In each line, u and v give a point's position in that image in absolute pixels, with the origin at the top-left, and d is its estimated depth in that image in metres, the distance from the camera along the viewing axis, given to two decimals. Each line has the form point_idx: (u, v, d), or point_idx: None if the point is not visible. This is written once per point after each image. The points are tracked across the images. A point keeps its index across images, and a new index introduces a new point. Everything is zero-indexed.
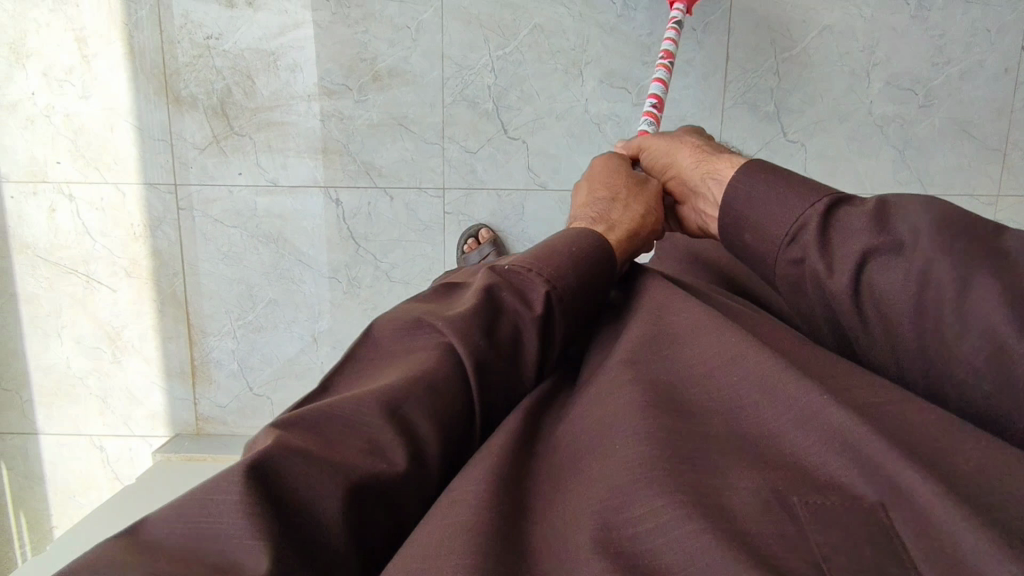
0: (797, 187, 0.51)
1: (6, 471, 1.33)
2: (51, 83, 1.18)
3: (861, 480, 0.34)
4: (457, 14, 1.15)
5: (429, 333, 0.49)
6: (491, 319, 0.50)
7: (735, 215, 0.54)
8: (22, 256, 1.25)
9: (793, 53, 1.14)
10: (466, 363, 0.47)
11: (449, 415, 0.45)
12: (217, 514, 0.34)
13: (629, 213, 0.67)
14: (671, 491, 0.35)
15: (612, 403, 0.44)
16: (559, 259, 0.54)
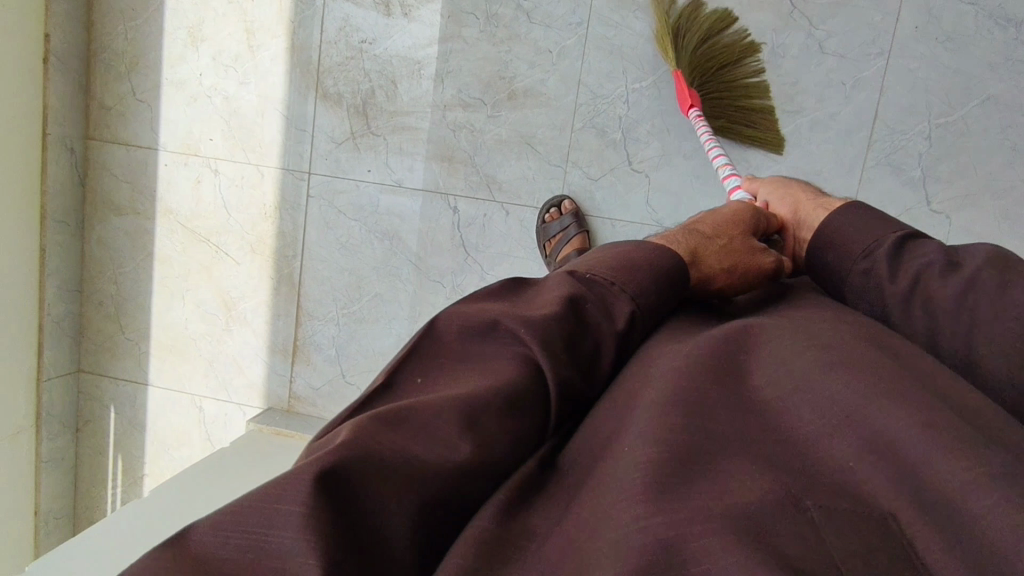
0: (881, 220, 0.65)
1: (115, 414, 1.43)
2: (218, 67, 1.29)
3: (888, 491, 0.39)
4: (600, 43, 1.16)
5: (507, 338, 0.49)
6: (575, 333, 0.51)
7: (828, 234, 0.67)
8: (165, 219, 1.35)
9: (950, 119, 1.09)
10: (549, 378, 0.48)
11: (520, 427, 0.46)
12: (277, 528, 0.35)
13: (723, 253, 0.67)
14: (692, 488, 0.39)
15: (637, 399, 0.49)
16: (642, 279, 0.56)
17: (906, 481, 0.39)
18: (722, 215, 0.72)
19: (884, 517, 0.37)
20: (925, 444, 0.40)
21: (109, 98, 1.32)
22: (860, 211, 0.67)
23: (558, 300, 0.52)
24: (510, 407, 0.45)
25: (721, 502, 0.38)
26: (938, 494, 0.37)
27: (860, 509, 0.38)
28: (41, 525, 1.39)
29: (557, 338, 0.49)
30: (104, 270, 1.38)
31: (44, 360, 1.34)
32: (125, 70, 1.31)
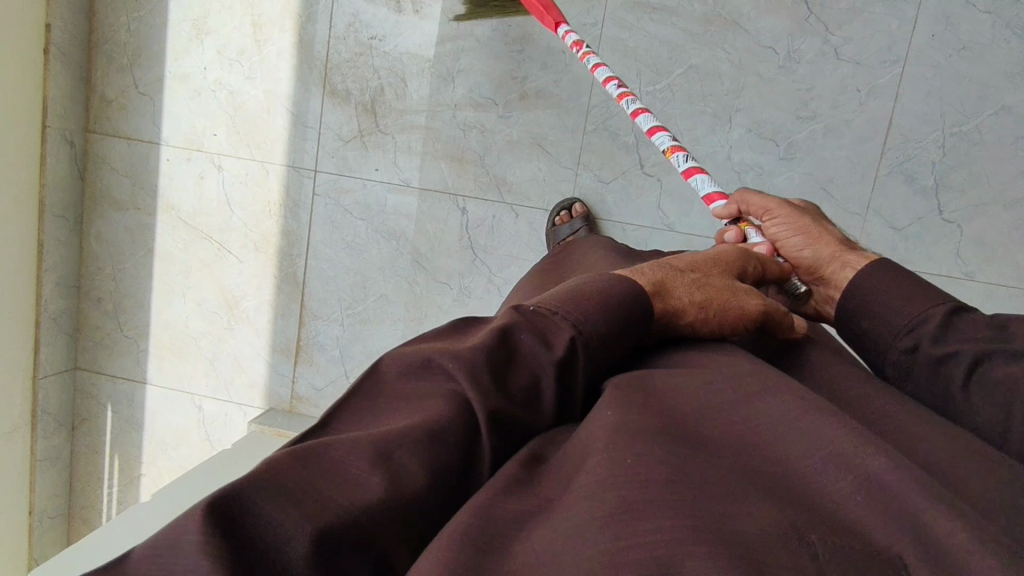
0: (925, 290, 0.64)
1: (112, 412, 1.41)
2: (223, 61, 1.26)
3: (888, 535, 0.38)
4: (614, 45, 1.15)
5: (438, 374, 0.51)
6: (503, 367, 0.51)
7: (867, 304, 0.65)
8: (166, 216, 1.33)
9: (964, 129, 1.09)
10: (477, 409, 0.49)
11: (443, 461, 0.47)
12: (178, 558, 0.35)
13: (697, 290, 0.62)
14: (691, 515, 0.39)
15: (625, 420, 0.48)
16: (588, 304, 0.54)
17: (905, 526, 0.38)
18: (705, 252, 0.67)
19: (886, 555, 0.37)
20: (918, 490, 0.39)
21: (110, 91, 1.29)
22: (897, 279, 0.65)
23: (484, 339, 0.52)
24: (432, 440, 0.46)
25: (721, 535, 0.37)
26: (938, 539, 0.37)
27: (862, 549, 0.37)
28: (34, 524, 1.37)
29: (482, 369, 0.50)
30: (103, 266, 1.36)
31: (40, 357, 1.32)
32: (127, 62, 1.28)
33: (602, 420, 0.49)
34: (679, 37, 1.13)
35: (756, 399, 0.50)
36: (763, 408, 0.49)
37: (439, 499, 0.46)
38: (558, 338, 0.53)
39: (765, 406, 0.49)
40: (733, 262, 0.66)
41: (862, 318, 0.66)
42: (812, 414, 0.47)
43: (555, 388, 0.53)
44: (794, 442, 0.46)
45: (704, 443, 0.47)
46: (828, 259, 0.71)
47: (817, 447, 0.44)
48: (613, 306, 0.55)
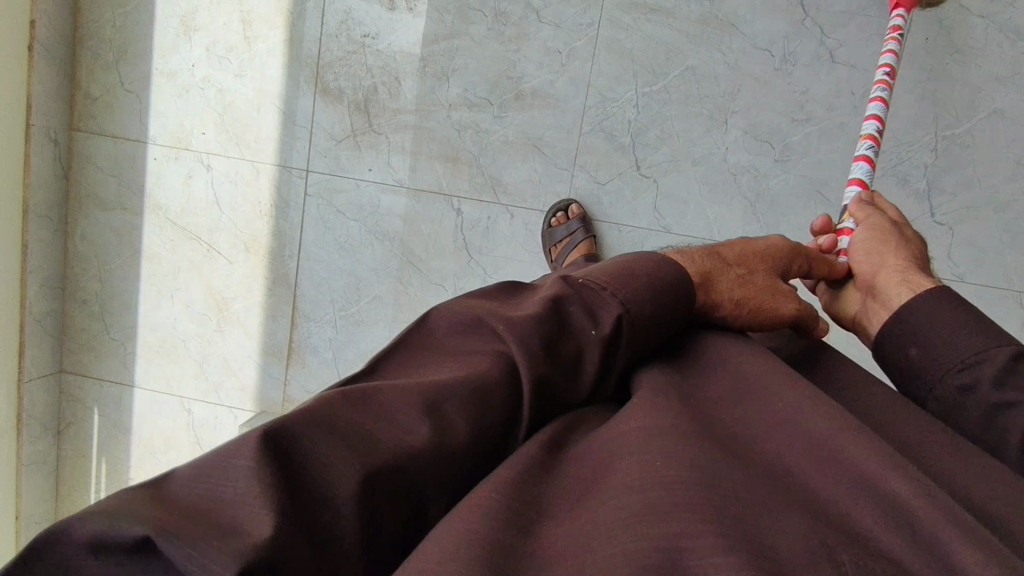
0: (987, 329, 0.62)
1: (98, 415, 1.38)
2: (211, 58, 1.24)
3: (917, 560, 0.36)
4: (611, 46, 1.14)
5: (487, 335, 0.51)
6: (556, 339, 0.52)
7: (921, 333, 0.64)
8: (153, 215, 1.30)
9: (957, 132, 1.10)
10: (522, 372, 0.49)
11: (487, 418, 0.46)
12: (227, 477, 0.36)
13: (739, 284, 0.65)
14: (716, 510, 0.37)
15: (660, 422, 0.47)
16: (636, 282, 0.55)
17: (935, 556, 0.36)
18: (750, 245, 0.70)
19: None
20: (957, 529, 0.37)
21: (95, 88, 1.26)
22: (957, 313, 0.63)
23: (544, 305, 0.53)
24: (478, 399, 0.46)
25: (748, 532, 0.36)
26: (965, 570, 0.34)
27: (887, 566, 0.35)
28: (20, 530, 1.34)
29: (535, 336, 0.50)
30: (88, 267, 1.33)
31: (24, 360, 1.29)
32: (112, 58, 1.25)
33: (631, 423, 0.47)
34: (675, 38, 1.13)
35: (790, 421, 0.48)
36: (798, 427, 0.48)
37: (480, 454, 0.46)
38: (605, 316, 0.53)
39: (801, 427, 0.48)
40: (780, 258, 0.70)
41: (911, 346, 0.65)
42: (851, 438, 0.45)
43: (599, 361, 0.53)
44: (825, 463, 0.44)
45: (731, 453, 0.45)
46: (891, 272, 0.72)
47: (851, 470, 0.43)
48: (658, 291, 0.57)
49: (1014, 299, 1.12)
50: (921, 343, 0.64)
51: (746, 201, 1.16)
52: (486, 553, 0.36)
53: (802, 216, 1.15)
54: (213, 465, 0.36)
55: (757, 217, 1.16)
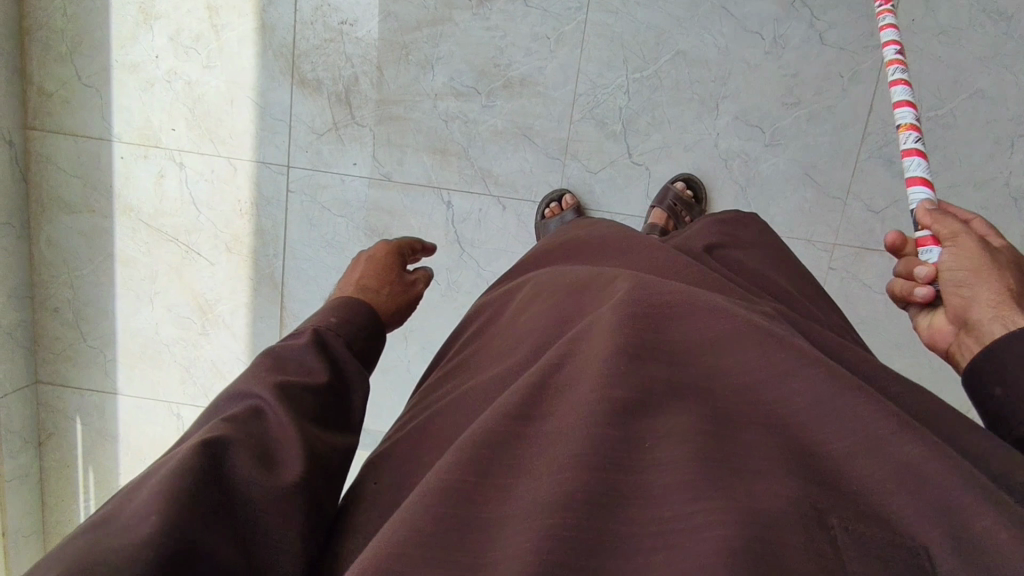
0: None
1: (81, 425, 1.34)
2: (176, 48, 1.16)
3: (920, 526, 0.37)
4: (600, 31, 1.11)
5: (230, 404, 0.56)
6: (277, 365, 0.60)
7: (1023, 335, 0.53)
8: (125, 218, 1.24)
9: (940, 113, 1.11)
10: (269, 397, 0.55)
11: (258, 437, 0.51)
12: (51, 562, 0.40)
13: (387, 295, 0.80)
14: (711, 491, 0.38)
15: (635, 376, 0.46)
16: (321, 317, 0.68)
17: (941, 516, 0.37)
18: (365, 264, 0.84)
19: (911, 544, 0.37)
20: (965, 487, 0.37)
21: (49, 82, 1.18)
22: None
23: (244, 372, 0.60)
24: (238, 423, 0.52)
25: (739, 511, 0.36)
26: (976, 537, 0.35)
27: (886, 538, 0.37)
28: (8, 545, 1.31)
29: (263, 377, 0.58)
30: (58, 274, 1.26)
31: None
32: (66, 50, 1.17)
33: (608, 375, 0.46)
34: (666, 23, 1.11)
35: (782, 360, 0.46)
36: (793, 370, 0.45)
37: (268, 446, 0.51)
38: (301, 337, 0.64)
39: (794, 366, 0.45)
40: (385, 260, 0.85)
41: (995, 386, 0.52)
42: (832, 383, 0.43)
43: (323, 362, 0.62)
44: (824, 416, 0.42)
45: (717, 409, 0.44)
46: (994, 310, 0.54)
47: (854, 427, 0.41)
48: (336, 311, 0.70)
49: None
50: (1005, 378, 0.51)
51: (738, 186, 1.16)
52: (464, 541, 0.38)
53: (792, 199, 1.16)
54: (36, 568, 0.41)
55: (747, 201, 1.17)
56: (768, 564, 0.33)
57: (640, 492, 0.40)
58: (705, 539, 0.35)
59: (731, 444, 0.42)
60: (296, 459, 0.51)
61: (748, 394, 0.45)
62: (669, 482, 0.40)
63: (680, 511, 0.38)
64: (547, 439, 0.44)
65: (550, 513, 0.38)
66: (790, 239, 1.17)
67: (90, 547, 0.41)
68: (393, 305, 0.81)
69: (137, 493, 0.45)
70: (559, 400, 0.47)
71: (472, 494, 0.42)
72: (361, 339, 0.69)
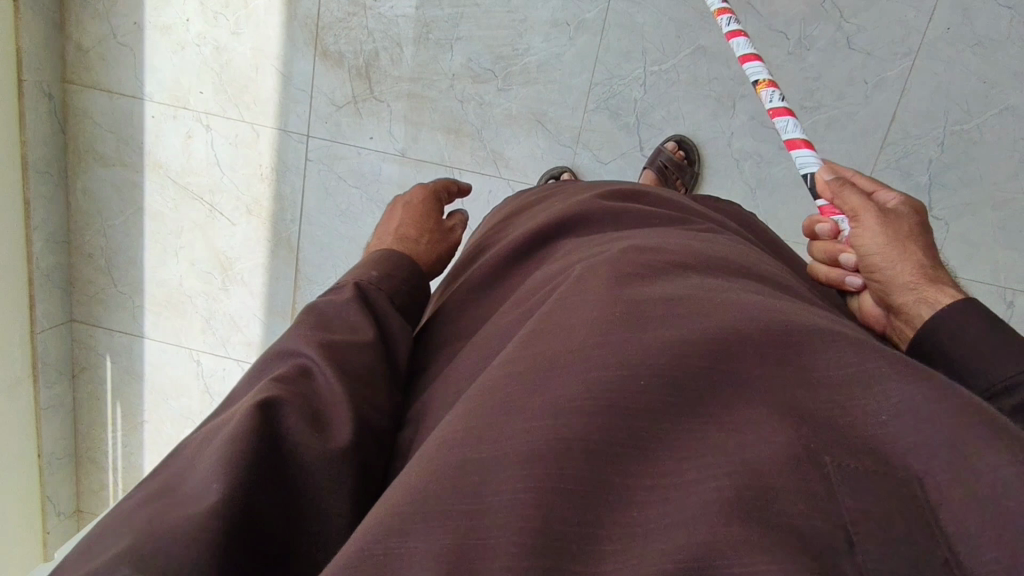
0: (1020, 345, 0.48)
1: (111, 363, 1.44)
2: (206, 14, 1.19)
3: (927, 464, 0.32)
4: (622, 21, 1.10)
5: (281, 363, 0.54)
6: (324, 324, 0.58)
7: (933, 341, 0.52)
8: (155, 174, 1.30)
9: (965, 128, 1.08)
10: (318, 361, 0.53)
11: (307, 405, 0.49)
12: (118, 526, 0.43)
13: (428, 245, 0.81)
14: (698, 452, 0.34)
15: (618, 326, 0.42)
16: (370, 269, 0.67)
17: (948, 454, 0.32)
18: (404, 214, 0.84)
19: (914, 484, 0.32)
20: (975, 423, 0.32)
21: (87, 39, 1.22)
22: (981, 323, 0.50)
23: (292, 326, 0.58)
24: (290, 386, 0.50)
25: (727, 463, 0.33)
26: (987, 474, 0.30)
27: (881, 473, 0.32)
28: (44, 466, 1.44)
29: (314, 338, 0.56)
30: (92, 222, 1.34)
31: (36, 313, 1.33)
32: (103, 8, 1.21)
33: (593, 329, 0.42)
34: (688, 16, 1.09)
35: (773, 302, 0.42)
36: (787, 312, 0.41)
37: (320, 414, 0.49)
38: (342, 291, 0.62)
39: (787, 308, 0.42)
40: (424, 209, 0.85)
41: (938, 367, 0.51)
42: (843, 337, 0.38)
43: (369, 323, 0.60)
44: (818, 341, 0.38)
45: (708, 350, 0.38)
46: (905, 289, 0.54)
47: (848, 356, 0.37)
48: (378, 262, 0.68)
49: (998, 293, 1.13)
50: (951, 364, 0.50)
51: (748, 188, 1.15)
52: (424, 494, 0.35)
53: (802, 204, 1.14)
54: (109, 527, 0.44)
55: (756, 204, 1.16)
56: (750, 516, 0.30)
57: (636, 439, 0.35)
58: (700, 500, 0.32)
59: (719, 377, 0.37)
60: (347, 424, 0.50)
61: (753, 326, 0.39)
62: (664, 432, 0.36)
63: (663, 467, 0.34)
64: (541, 375, 0.40)
65: (540, 468, 0.34)
66: (796, 244, 1.16)
67: (157, 516, 0.43)
68: (435, 254, 0.81)
69: (200, 458, 0.46)
70: (549, 337, 0.43)
71: (462, 447, 0.38)
72: (403, 293, 0.67)
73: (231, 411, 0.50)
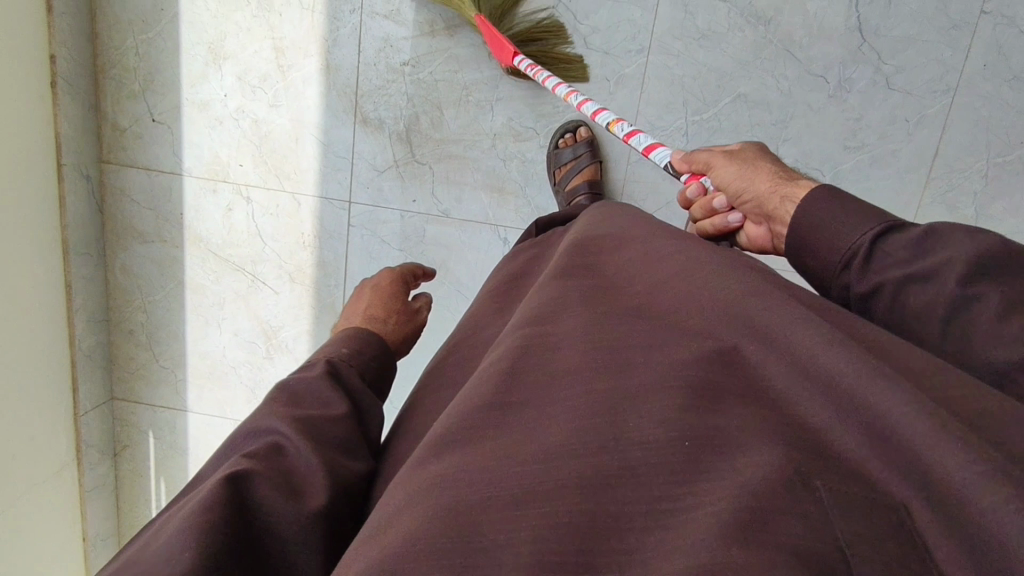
0: (854, 214, 0.59)
1: (153, 439, 1.42)
2: (244, 87, 1.19)
3: (892, 480, 0.38)
4: (661, 74, 1.12)
5: (251, 441, 0.60)
6: (295, 400, 0.64)
7: (800, 236, 0.62)
8: (195, 247, 1.29)
9: (1007, 159, 1.09)
10: (285, 433, 0.59)
11: (277, 478, 0.55)
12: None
13: (392, 328, 0.85)
14: (690, 481, 0.41)
15: (600, 374, 0.48)
16: (333, 352, 0.73)
17: (913, 466, 0.38)
18: (368, 296, 0.89)
19: (890, 502, 0.38)
20: (927, 424, 0.38)
21: (123, 120, 1.22)
22: (819, 202, 0.61)
23: (264, 403, 0.64)
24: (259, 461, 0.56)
25: (726, 494, 0.39)
26: (942, 474, 0.36)
27: (865, 494, 0.38)
28: (89, 549, 1.40)
29: (281, 413, 0.61)
30: (132, 299, 1.33)
31: (79, 395, 1.31)
32: (139, 88, 1.21)
33: (582, 373, 0.49)
34: (727, 66, 1.10)
35: (753, 338, 0.47)
36: (760, 346, 0.46)
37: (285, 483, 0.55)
38: (314, 367, 0.68)
39: (764, 329, 0.47)
40: (389, 289, 0.90)
41: (806, 257, 0.62)
42: (813, 344, 0.44)
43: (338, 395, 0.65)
44: (798, 371, 0.44)
45: (697, 383, 0.45)
46: (768, 194, 0.68)
47: (817, 378, 0.43)
48: (344, 344, 0.75)
49: None
50: (812, 253, 0.62)
51: None
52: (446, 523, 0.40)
53: None
54: None
55: None
56: (751, 538, 0.36)
57: (629, 472, 0.42)
58: (705, 519, 0.38)
59: (711, 415, 0.43)
60: (319, 488, 0.55)
61: (741, 364, 0.46)
62: (652, 461, 0.42)
63: (665, 492, 0.41)
64: (530, 425, 0.47)
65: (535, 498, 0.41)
66: None
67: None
68: (400, 336, 0.85)
69: (168, 528, 0.51)
70: (541, 389, 0.50)
71: (473, 483, 0.43)
72: (372, 369, 0.74)
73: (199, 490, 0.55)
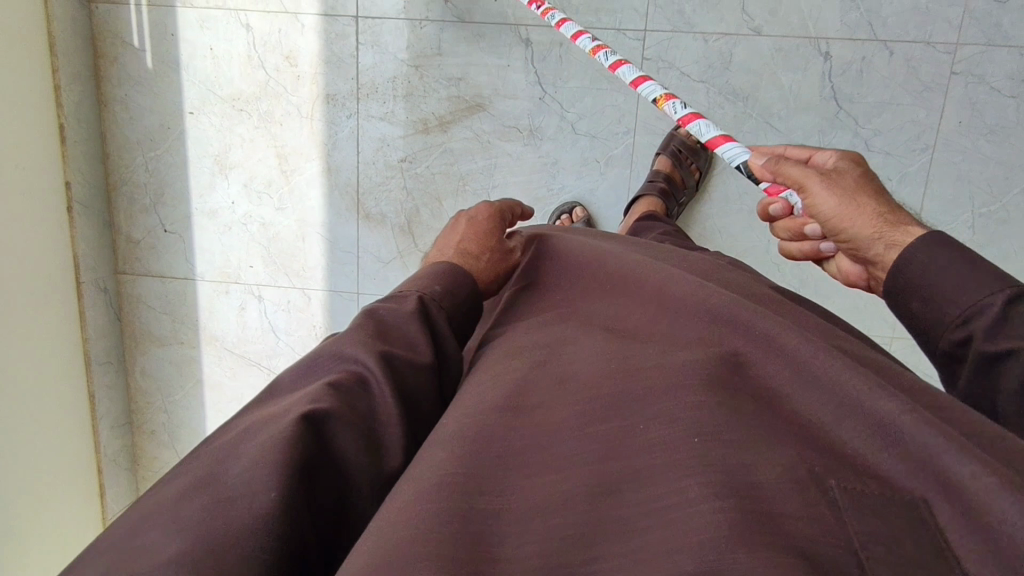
0: (983, 275, 0.57)
1: None
2: (251, 195, 1.24)
3: (904, 477, 0.39)
4: (649, 152, 1.17)
5: (342, 366, 0.54)
6: (383, 332, 0.58)
7: (911, 282, 0.60)
8: (210, 346, 1.33)
9: (992, 208, 1.12)
10: (374, 375, 0.53)
11: (365, 434, 0.50)
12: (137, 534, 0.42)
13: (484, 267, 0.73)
14: (696, 471, 0.40)
15: (608, 397, 0.49)
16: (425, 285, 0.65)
17: (927, 471, 0.38)
18: (472, 224, 0.76)
19: (908, 498, 0.37)
20: (935, 430, 0.38)
21: (136, 232, 1.27)
22: (944, 264, 0.58)
23: (350, 327, 0.58)
24: (348, 403, 0.50)
25: (727, 492, 0.38)
26: (959, 475, 0.36)
27: (884, 493, 0.38)
28: None
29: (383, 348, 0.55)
30: (152, 401, 1.36)
31: (106, 499, 1.34)
32: (149, 202, 1.26)
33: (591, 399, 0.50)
34: None
35: (761, 349, 0.49)
36: (788, 346, 0.48)
37: (366, 437, 0.50)
38: (405, 302, 0.62)
39: (777, 338, 0.49)
40: (491, 216, 0.78)
41: (910, 299, 0.61)
42: (826, 355, 0.45)
43: (427, 341, 0.59)
44: (812, 378, 0.45)
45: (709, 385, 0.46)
46: (868, 242, 0.62)
47: (826, 390, 0.44)
48: (438, 279, 0.66)
49: None
50: (925, 297, 0.60)
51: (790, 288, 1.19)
52: (435, 528, 0.39)
53: (846, 297, 1.18)
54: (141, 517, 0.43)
55: None
56: (761, 538, 0.34)
57: (633, 482, 0.41)
58: (702, 516, 0.37)
59: (722, 412, 0.43)
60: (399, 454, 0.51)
61: (757, 378, 0.48)
62: (661, 467, 0.41)
63: (652, 502, 0.40)
64: (542, 446, 0.46)
65: (549, 514, 0.41)
66: None
67: None
68: (490, 278, 0.73)
69: (245, 449, 0.45)
70: (555, 412, 0.50)
71: (471, 489, 0.43)
72: (464, 307, 0.67)
73: (276, 409, 0.50)
